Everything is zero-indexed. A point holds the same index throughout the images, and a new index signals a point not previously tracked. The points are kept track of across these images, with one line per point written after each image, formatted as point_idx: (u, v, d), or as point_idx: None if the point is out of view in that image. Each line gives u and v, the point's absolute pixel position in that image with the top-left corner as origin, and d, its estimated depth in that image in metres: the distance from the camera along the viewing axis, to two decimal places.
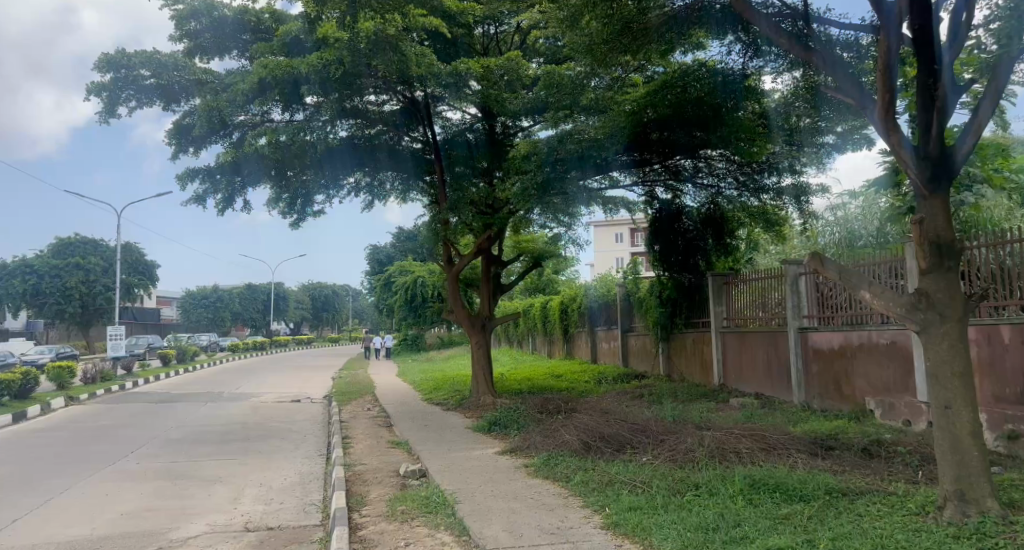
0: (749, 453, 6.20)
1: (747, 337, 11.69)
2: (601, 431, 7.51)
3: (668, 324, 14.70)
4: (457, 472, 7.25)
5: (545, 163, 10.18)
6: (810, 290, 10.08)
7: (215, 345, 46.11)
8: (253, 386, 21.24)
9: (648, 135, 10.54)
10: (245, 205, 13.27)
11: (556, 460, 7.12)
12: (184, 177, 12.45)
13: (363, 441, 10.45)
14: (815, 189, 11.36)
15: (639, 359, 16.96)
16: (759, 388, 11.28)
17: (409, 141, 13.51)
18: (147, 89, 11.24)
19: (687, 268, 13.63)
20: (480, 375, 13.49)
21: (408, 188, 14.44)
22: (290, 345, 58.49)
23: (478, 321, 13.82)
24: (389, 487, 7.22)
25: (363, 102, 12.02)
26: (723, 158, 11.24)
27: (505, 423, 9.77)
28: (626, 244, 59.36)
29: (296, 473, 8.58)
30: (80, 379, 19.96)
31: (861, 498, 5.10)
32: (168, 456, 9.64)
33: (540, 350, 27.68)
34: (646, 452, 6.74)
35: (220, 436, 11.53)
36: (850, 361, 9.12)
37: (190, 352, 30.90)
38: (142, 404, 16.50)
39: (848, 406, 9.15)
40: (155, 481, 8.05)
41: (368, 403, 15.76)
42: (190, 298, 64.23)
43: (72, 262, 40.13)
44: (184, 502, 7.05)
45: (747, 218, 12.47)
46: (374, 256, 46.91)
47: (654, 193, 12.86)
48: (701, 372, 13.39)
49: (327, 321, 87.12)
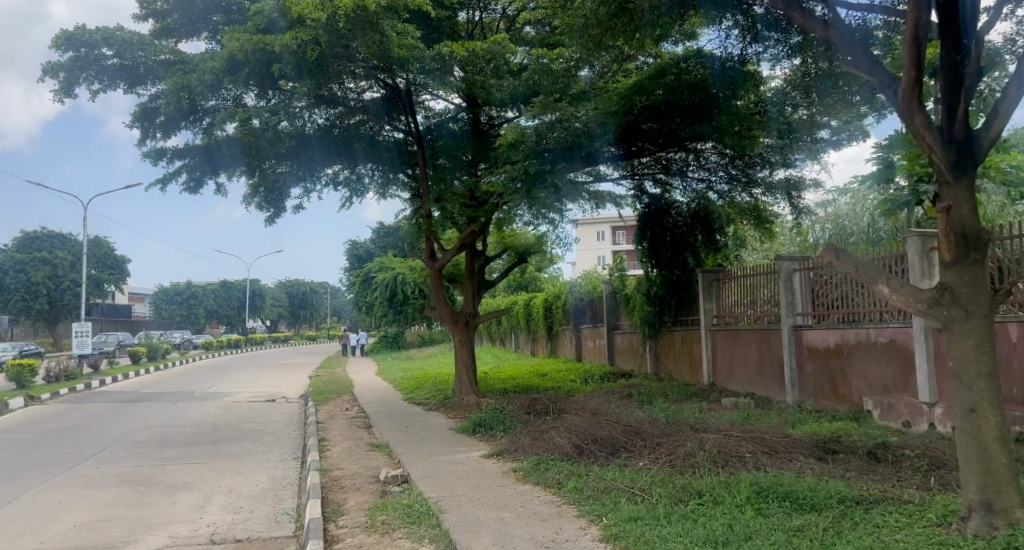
0: (752, 458, 5.84)
1: (738, 335, 11.40)
2: (593, 434, 7.12)
3: (656, 322, 14.39)
4: (441, 477, 6.82)
5: (533, 153, 9.72)
6: (805, 287, 9.78)
7: (188, 344, 45.17)
8: (226, 385, 20.59)
9: (640, 125, 10.17)
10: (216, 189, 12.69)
11: (546, 464, 6.72)
12: (148, 152, 11.88)
13: (341, 444, 9.96)
14: (809, 183, 11.11)
15: (625, 358, 16.69)
16: (751, 388, 10.99)
17: (390, 132, 13.02)
18: (110, 69, 10.66)
19: (676, 265, 13.33)
20: (464, 374, 13.07)
21: (388, 181, 13.95)
22: (266, 343, 57.52)
23: (462, 318, 13.40)
24: (368, 494, 6.77)
25: (343, 89, 11.52)
26: (716, 150, 10.93)
27: (490, 425, 9.35)
28: (606, 242, 59.27)
29: (269, 478, 8.08)
30: (44, 378, 19.16)
31: (876, 507, 4.76)
32: (131, 461, 9.08)
33: (523, 349, 27.34)
34: (642, 456, 6.37)
35: (189, 439, 10.96)
36: (847, 359, 8.84)
37: (161, 350, 30.01)
38: (109, 404, 15.82)
39: (846, 406, 8.86)
40: (115, 488, 7.52)
41: (346, 403, 15.28)
42: (163, 295, 62.86)
43: (38, 257, 38.98)
44: (146, 511, 6.54)
45: (738, 215, 12.19)
46: (353, 253, 46.19)
47: (644, 188, 12.52)
48: (691, 371, 13.08)
49: (304, 319, 86.02)
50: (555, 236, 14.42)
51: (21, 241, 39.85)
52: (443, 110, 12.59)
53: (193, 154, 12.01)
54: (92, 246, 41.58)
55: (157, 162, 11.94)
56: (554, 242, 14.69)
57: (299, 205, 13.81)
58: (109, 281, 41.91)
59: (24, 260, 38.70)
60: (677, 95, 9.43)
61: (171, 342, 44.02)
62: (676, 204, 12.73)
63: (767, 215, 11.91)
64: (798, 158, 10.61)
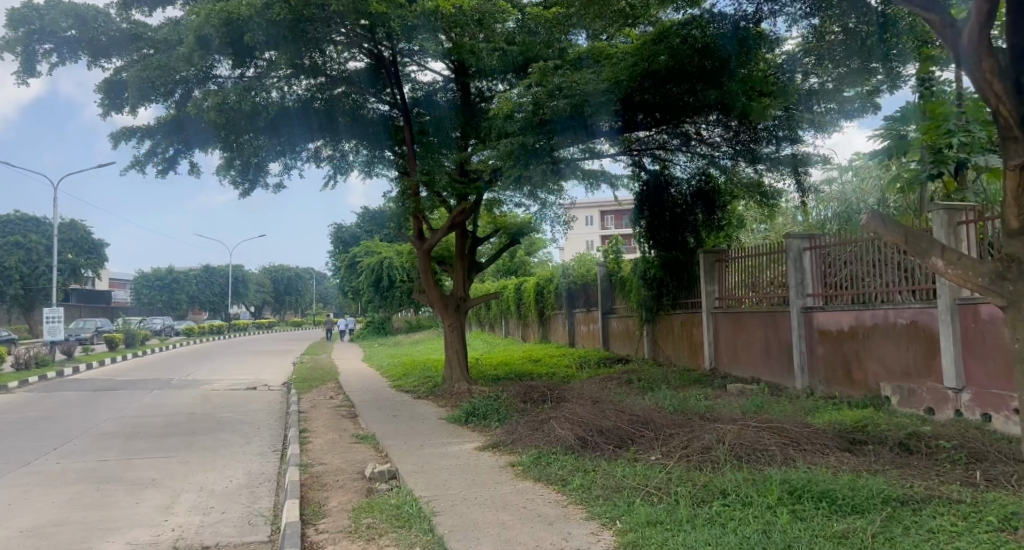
0: (778, 452, 5.30)
1: (741, 318, 10.88)
2: (598, 425, 6.57)
3: (654, 306, 13.83)
4: (433, 473, 6.22)
5: (527, 126, 9.22)
6: (816, 268, 9.25)
7: (170, 329, 44.38)
8: (206, 372, 19.87)
9: (639, 94, 9.55)
10: (194, 165, 11.91)
11: (546, 459, 6.16)
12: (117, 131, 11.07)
13: (325, 435, 9.35)
14: (817, 158, 10.38)
15: (620, 342, 16.16)
16: (756, 373, 10.49)
17: (376, 105, 12.21)
18: (69, 41, 9.82)
19: (675, 245, 12.72)
20: (454, 360, 12.48)
21: (374, 159, 13.22)
22: (250, 329, 56.62)
23: (452, 301, 12.78)
24: (352, 493, 6.17)
25: (323, 55, 10.75)
26: (719, 121, 10.26)
27: (483, 415, 8.78)
28: (595, 227, 58.69)
29: (244, 473, 7.46)
30: (13, 365, 18.36)
31: (924, 508, 4.22)
32: (96, 454, 8.41)
33: (513, 334, 26.82)
34: (653, 450, 5.82)
35: (162, 430, 10.29)
36: (862, 342, 8.34)
37: (139, 336, 29.14)
38: (81, 392, 15.08)
39: (861, 391, 8.37)
40: (74, 485, 6.86)
41: (331, 391, 14.66)
42: (144, 280, 61.65)
43: (11, 241, 37.68)
44: (104, 513, 5.90)
45: (742, 192, 11.68)
46: (339, 236, 45.23)
47: (640, 163, 11.94)
48: (691, 355, 12.57)
49: (289, 305, 84.97)
50: (548, 216, 13.79)
51: None
52: (431, 80, 11.83)
53: (164, 131, 11.17)
54: (68, 230, 40.40)
55: (127, 141, 11.12)
56: (548, 223, 14.09)
57: (279, 182, 13.05)
58: (85, 265, 40.81)
59: None
60: (683, 57, 8.76)
61: (152, 329, 43.04)
62: (676, 180, 12.11)
63: (770, 192, 11.41)
64: (806, 131, 9.99)
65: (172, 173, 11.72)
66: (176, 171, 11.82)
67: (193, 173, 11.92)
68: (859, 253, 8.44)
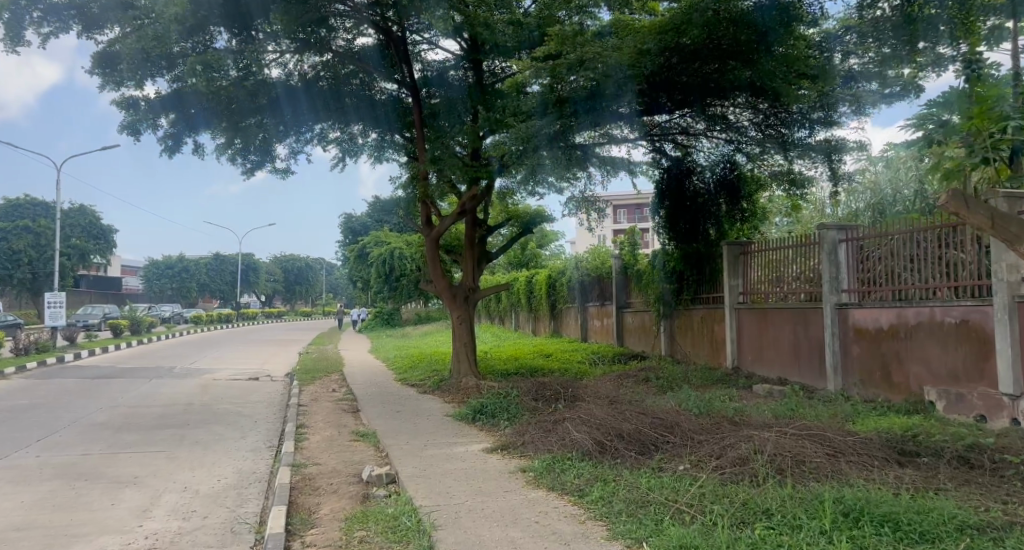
0: (824, 465, 4.68)
1: (767, 314, 10.23)
2: (618, 429, 5.97)
3: (673, 301, 13.20)
4: (435, 478, 5.66)
5: (544, 106, 8.64)
6: (851, 261, 8.58)
7: (177, 317, 44.13)
8: (209, 361, 19.42)
9: (666, 74, 8.88)
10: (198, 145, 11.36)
11: (560, 465, 5.58)
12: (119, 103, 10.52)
13: (322, 432, 8.82)
14: (852, 144, 9.65)
15: (635, 338, 15.57)
16: (783, 373, 9.86)
17: (384, 85, 11.67)
18: (58, 8, 9.14)
19: (697, 236, 12.10)
20: (462, 353, 11.93)
21: (383, 144, 12.62)
22: (258, 318, 56.36)
23: (460, 292, 12.20)
24: (347, 499, 5.63)
25: (327, 28, 10.13)
26: (748, 104, 9.53)
27: (492, 413, 8.24)
28: (607, 220, 58.06)
29: (234, 472, 6.93)
30: (12, 350, 17.97)
31: (1007, 537, 3.58)
32: (79, 448, 7.91)
33: (524, 327, 26.27)
34: (680, 458, 5.22)
35: (154, 422, 9.79)
36: (904, 342, 7.67)
37: (145, 323, 28.67)
38: (79, 380, 14.63)
39: (901, 396, 7.72)
40: (48, 483, 6.35)
41: (334, 383, 14.17)
42: (154, 267, 61.61)
43: (21, 225, 37.47)
44: (74, 516, 5.38)
45: (771, 179, 10.97)
46: (348, 226, 44.67)
47: (662, 150, 11.30)
48: (711, 353, 11.93)
49: (299, 295, 84.82)
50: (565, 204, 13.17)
51: (2, 209, 38.21)
52: (442, 58, 11.24)
53: (165, 106, 10.46)
54: (76, 215, 40.04)
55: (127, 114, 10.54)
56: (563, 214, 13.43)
57: (284, 165, 12.49)
58: (94, 251, 40.53)
59: (4, 228, 37.17)
60: (716, 28, 7.98)
61: (159, 316, 42.78)
62: (698, 168, 11.50)
63: (800, 180, 10.61)
64: (843, 115, 9.23)
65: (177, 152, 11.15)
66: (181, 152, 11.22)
67: (198, 153, 11.37)
68: (896, 247, 7.79)
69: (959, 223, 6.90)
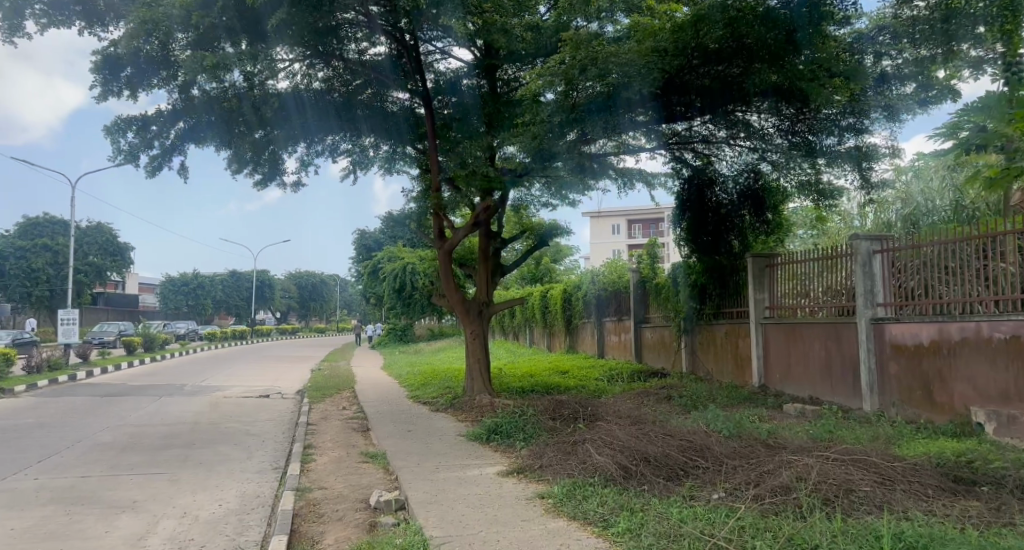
0: (874, 495, 4.24)
1: (796, 330, 9.78)
2: (644, 452, 5.55)
3: (695, 316, 12.76)
4: (447, 505, 5.28)
5: (559, 111, 8.32)
6: (886, 273, 8.13)
7: (191, 334, 44.25)
8: (221, 378, 19.21)
9: (688, 78, 8.53)
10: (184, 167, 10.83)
11: (581, 491, 5.18)
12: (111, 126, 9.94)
13: (330, 453, 8.49)
14: (884, 151, 9.21)
15: (654, 354, 15.13)
16: (815, 392, 9.39)
17: (396, 95, 11.42)
18: (63, 2, 8.88)
19: (719, 248, 11.67)
20: (476, 370, 11.55)
21: (395, 156, 12.38)
22: (273, 334, 56.38)
23: (474, 306, 11.85)
24: (353, 528, 5.26)
25: (338, 38, 9.91)
26: (772, 110, 9.14)
27: (507, 432, 7.87)
28: (622, 235, 57.63)
29: (237, 496, 6.59)
30: (24, 367, 17.85)
31: None
32: (79, 470, 7.61)
33: (538, 344, 25.88)
34: (713, 486, 4.80)
35: (160, 441, 9.50)
36: (946, 359, 7.20)
37: (159, 340, 28.61)
38: (88, 398, 14.42)
39: (944, 417, 7.24)
40: (42, 508, 6.04)
41: (345, 401, 13.86)
42: (171, 284, 61.99)
43: (40, 243, 37.78)
44: (65, 545, 5.05)
45: (797, 190, 10.55)
46: (362, 242, 44.68)
47: (682, 159, 10.92)
48: (736, 370, 11.47)
49: (314, 311, 84.98)
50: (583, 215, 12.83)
51: (21, 227, 38.53)
52: (455, 67, 10.99)
53: (163, 120, 10.21)
54: (93, 233, 40.31)
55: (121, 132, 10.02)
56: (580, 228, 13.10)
57: (298, 184, 12.29)
58: (111, 268, 40.70)
59: (24, 246, 37.50)
60: (741, 30, 7.62)
61: (174, 333, 42.84)
62: (721, 178, 11.12)
63: (828, 191, 10.20)
64: (875, 121, 8.82)
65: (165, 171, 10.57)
66: (168, 170, 10.68)
67: (183, 174, 10.80)
68: (935, 258, 7.34)
69: (1002, 231, 6.45)
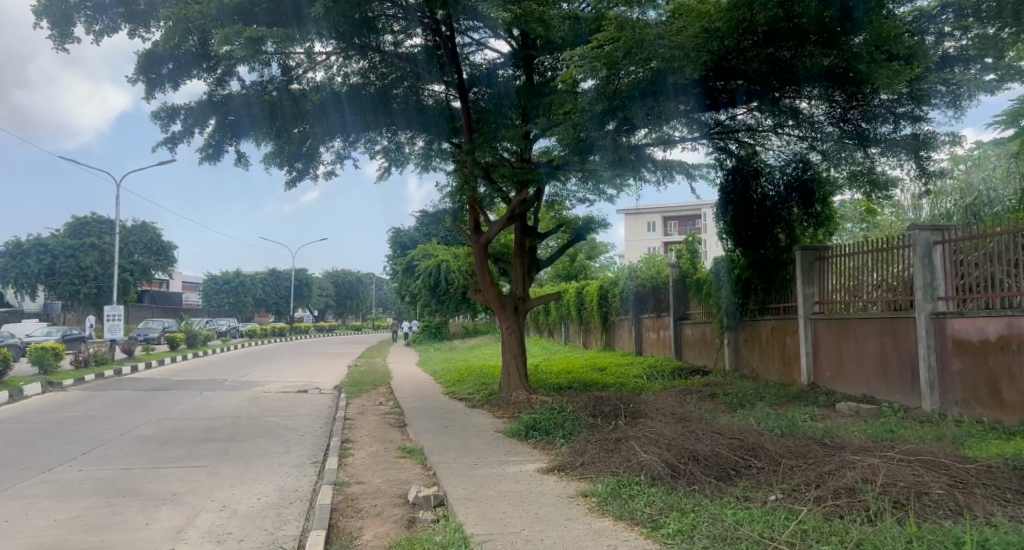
0: (948, 498, 3.93)
1: (848, 326, 9.36)
2: (692, 450, 5.30)
3: (738, 312, 12.38)
4: (488, 501, 5.11)
5: (599, 98, 8.09)
6: (948, 265, 7.70)
7: (232, 331, 45.16)
8: (260, 374, 19.44)
9: (735, 62, 8.19)
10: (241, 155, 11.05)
11: (627, 490, 4.96)
12: (159, 113, 10.10)
13: (368, 448, 8.42)
14: (943, 138, 8.75)
15: (694, 352, 14.76)
16: (869, 391, 8.98)
17: (432, 89, 11.32)
18: (106, 5, 9.01)
19: (764, 242, 11.28)
20: (512, 366, 11.38)
21: (431, 152, 12.29)
22: (311, 332, 57.16)
23: (510, 302, 11.66)
24: (392, 524, 5.13)
25: (375, 31, 9.84)
26: (823, 97, 8.75)
27: (546, 429, 7.69)
28: (658, 233, 56.88)
29: (276, 489, 6.53)
30: (72, 362, 18.31)
31: None
32: (121, 462, 7.67)
33: (574, 341, 25.60)
34: (769, 487, 4.53)
35: (200, 435, 9.56)
36: (1016, 355, 6.75)
37: (201, 336, 29.14)
38: (132, 392, 14.69)
39: (1013, 417, 6.80)
40: (84, 499, 6.05)
41: (381, 397, 13.84)
42: (213, 283, 63.38)
43: (88, 242, 38.93)
44: (105, 537, 5.02)
45: (848, 180, 10.10)
46: (397, 240, 44.97)
47: (725, 149, 10.60)
48: (783, 368, 11.07)
49: (350, 309, 85.98)
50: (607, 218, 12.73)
51: (70, 226, 39.78)
52: (492, 59, 10.83)
53: (206, 113, 10.28)
54: (138, 232, 41.42)
55: (168, 125, 10.15)
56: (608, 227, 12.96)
57: (329, 172, 12.24)
58: (155, 267, 41.70)
59: (73, 245, 38.70)
60: (792, 9, 7.25)
61: (216, 329, 43.68)
62: (767, 169, 10.74)
63: (882, 181, 9.73)
64: (934, 106, 8.36)
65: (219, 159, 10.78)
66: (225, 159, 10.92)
67: (241, 164, 11.10)
68: (1001, 249, 6.90)
69: None
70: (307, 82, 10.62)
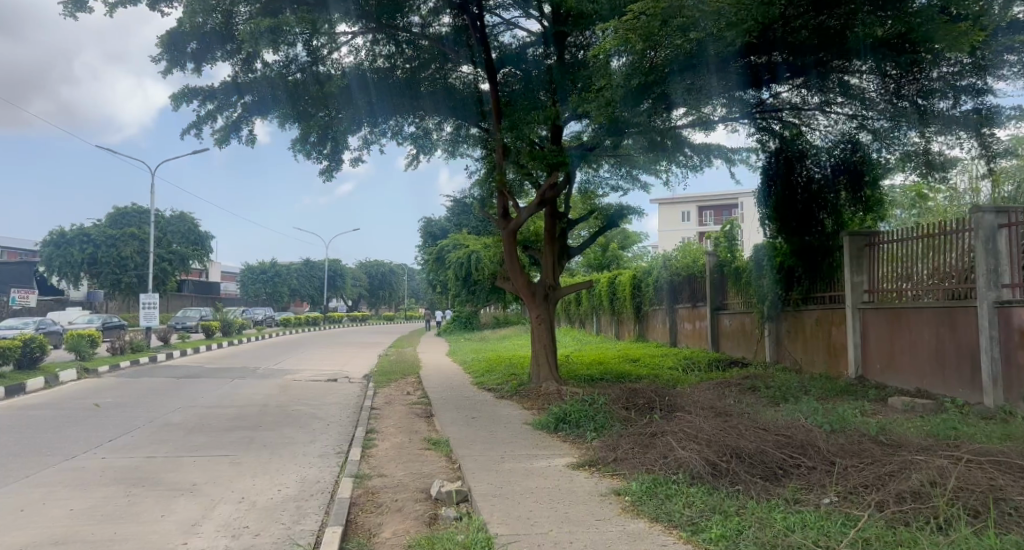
0: None
1: (900, 315, 8.81)
2: (735, 447, 4.89)
3: (780, 302, 11.83)
4: (514, 499, 4.80)
5: (635, 73, 7.66)
6: (1014, 250, 7.12)
7: (267, 320, 45.74)
8: (292, 362, 19.47)
9: (781, 32, 7.65)
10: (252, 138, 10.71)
11: (664, 490, 4.58)
12: (177, 95, 9.89)
13: (392, 439, 8.21)
14: (1008, 112, 8.10)
15: (732, 343, 14.24)
16: (923, 384, 8.44)
17: (461, 72, 11.01)
18: None
19: (809, 229, 10.72)
20: (542, 357, 11.04)
21: (460, 137, 12.00)
22: (344, 322, 57.64)
23: (540, 290, 11.30)
24: (413, 520, 4.86)
25: (403, 8, 9.57)
26: (876, 72, 8.18)
27: (577, 422, 7.36)
28: (692, 222, 55.91)
29: (297, 481, 6.32)
30: (108, 349, 18.52)
31: None
32: (146, 450, 7.55)
33: (607, 332, 25.17)
34: (823, 489, 4.13)
35: (227, 423, 9.45)
36: None
37: (236, 324, 29.40)
38: (165, 380, 14.76)
39: None
40: (103, 488, 5.92)
41: (410, 386, 13.67)
42: (249, 273, 64.35)
43: (129, 232, 39.67)
44: (119, 529, 4.84)
45: (900, 162, 9.44)
46: (428, 230, 45.01)
47: (768, 129, 10.14)
48: (829, 361, 10.51)
49: (383, 300, 86.61)
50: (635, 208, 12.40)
51: (111, 216, 40.59)
52: (523, 37, 10.52)
53: (228, 94, 10.09)
54: (177, 222, 42.14)
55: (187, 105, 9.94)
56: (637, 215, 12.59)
57: (355, 160, 11.99)
58: (193, 257, 42.33)
59: (114, 234, 39.49)
60: None
61: (251, 319, 44.24)
62: (812, 151, 10.18)
63: (939, 163, 9.10)
64: (1000, 76, 7.75)
65: (232, 143, 10.46)
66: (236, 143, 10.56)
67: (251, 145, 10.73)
68: None
69: None
70: (332, 65, 10.39)
